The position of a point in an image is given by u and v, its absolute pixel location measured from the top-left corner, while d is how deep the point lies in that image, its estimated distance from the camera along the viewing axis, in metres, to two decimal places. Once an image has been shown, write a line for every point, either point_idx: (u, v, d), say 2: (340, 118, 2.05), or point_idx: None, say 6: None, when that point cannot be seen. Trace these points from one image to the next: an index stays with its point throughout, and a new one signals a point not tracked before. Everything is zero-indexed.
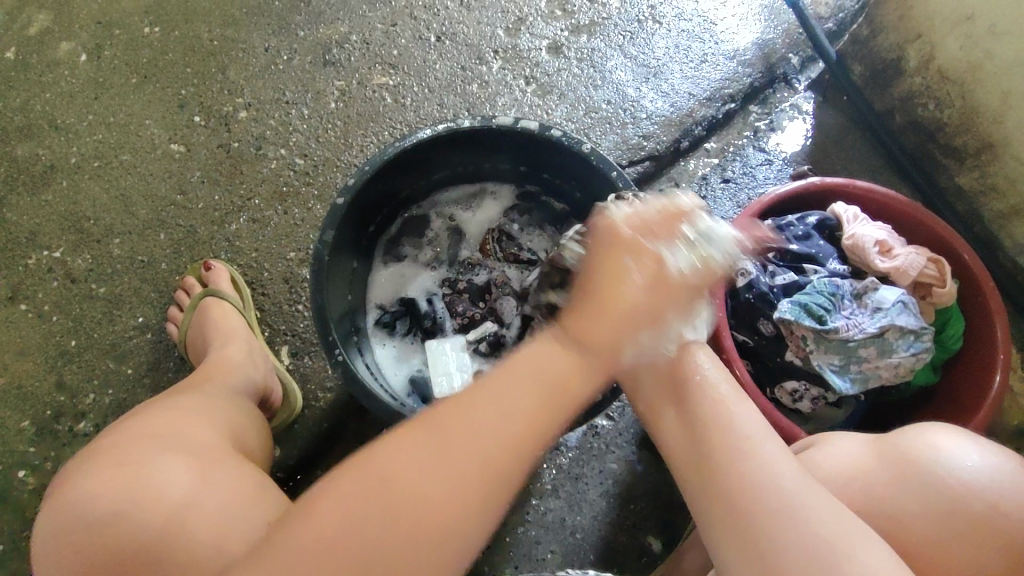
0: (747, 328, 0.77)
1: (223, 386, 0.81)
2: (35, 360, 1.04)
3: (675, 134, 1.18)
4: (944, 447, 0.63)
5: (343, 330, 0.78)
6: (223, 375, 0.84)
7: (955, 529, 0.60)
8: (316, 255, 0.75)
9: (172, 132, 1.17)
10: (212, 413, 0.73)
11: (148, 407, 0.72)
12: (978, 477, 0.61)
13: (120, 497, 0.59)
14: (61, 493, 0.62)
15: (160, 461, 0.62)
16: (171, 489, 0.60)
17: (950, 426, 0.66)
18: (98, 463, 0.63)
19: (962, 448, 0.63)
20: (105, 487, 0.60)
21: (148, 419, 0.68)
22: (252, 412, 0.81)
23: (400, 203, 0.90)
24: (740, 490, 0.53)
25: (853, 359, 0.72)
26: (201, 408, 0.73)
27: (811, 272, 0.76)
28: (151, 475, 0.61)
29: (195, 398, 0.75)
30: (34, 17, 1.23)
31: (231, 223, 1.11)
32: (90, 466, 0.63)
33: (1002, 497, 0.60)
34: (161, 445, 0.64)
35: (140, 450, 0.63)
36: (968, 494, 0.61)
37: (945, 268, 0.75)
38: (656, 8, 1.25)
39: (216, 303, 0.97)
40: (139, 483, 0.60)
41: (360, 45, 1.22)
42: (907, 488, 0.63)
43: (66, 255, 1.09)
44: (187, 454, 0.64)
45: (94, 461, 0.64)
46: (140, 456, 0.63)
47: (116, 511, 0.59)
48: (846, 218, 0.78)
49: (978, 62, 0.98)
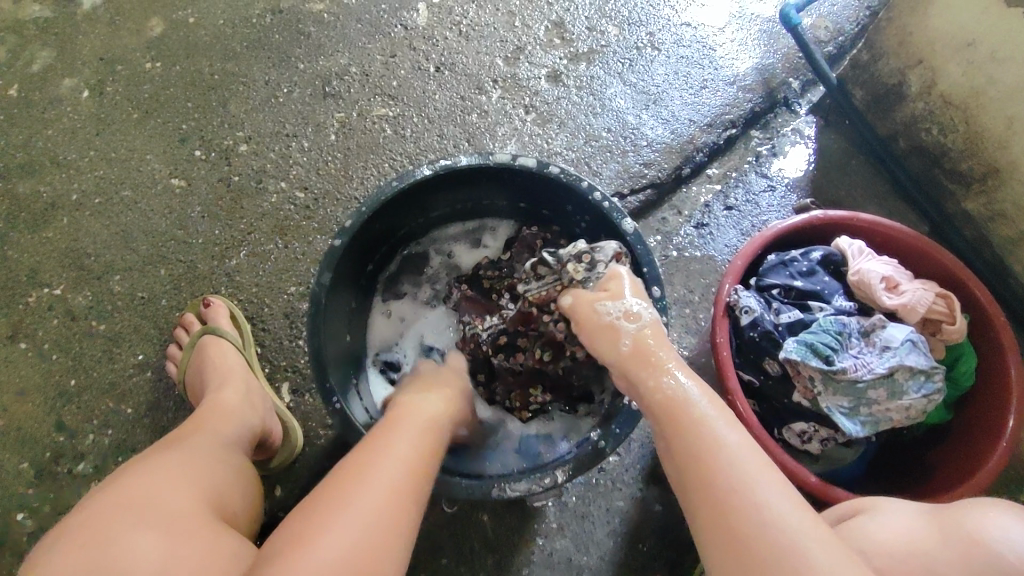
0: (753, 367, 0.71)
1: (213, 437, 0.78)
2: (34, 401, 1.03)
3: (677, 161, 1.18)
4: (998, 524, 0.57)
5: (341, 373, 0.76)
6: (214, 421, 0.81)
7: None
8: (313, 299, 0.72)
9: (173, 167, 1.17)
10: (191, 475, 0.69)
11: (128, 470, 0.68)
12: None
13: None
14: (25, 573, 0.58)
15: (128, 538, 0.58)
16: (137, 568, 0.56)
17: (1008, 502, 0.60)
18: (69, 539, 0.59)
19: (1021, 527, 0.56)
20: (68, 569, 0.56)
21: (123, 486, 0.65)
22: (240, 465, 0.77)
23: (399, 241, 0.87)
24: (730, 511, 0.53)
25: (863, 401, 0.66)
26: (179, 470, 0.69)
27: (816, 309, 0.70)
28: (117, 554, 0.57)
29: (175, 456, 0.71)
30: (37, 54, 1.24)
31: (231, 258, 1.11)
32: (57, 545, 0.59)
33: None
34: (133, 517, 0.61)
35: (111, 525, 0.60)
36: None
37: (955, 303, 0.69)
38: (655, 35, 1.26)
39: (213, 341, 0.96)
40: (103, 564, 0.56)
41: (360, 77, 1.23)
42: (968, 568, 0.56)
43: (66, 293, 1.09)
44: (161, 528, 0.60)
45: (61, 538, 0.60)
46: (110, 533, 0.59)
47: None
48: (851, 252, 0.73)
49: (981, 88, 0.96)
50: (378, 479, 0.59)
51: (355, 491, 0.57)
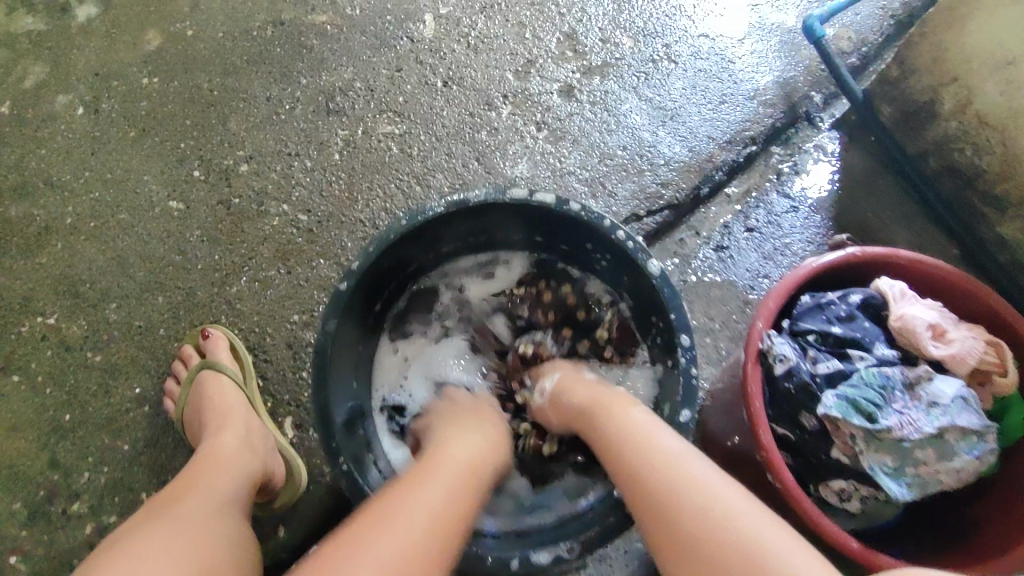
0: (788, 421, 0.66)
1: (213, 495, 0.69)
2: (27, 436, 0.99)
3: (695, 180, 1.13)
4: None
5: (348, 424, 0.71)
6: (212, 483, 0.72)
7: None
8: (319, 348, 0.68)
9: (171, 188, 1.12)
10: (179, 553, 0.59)
11: (106, 559, 0.58)
12: None
13: None
14: None
15: None
16: None
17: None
18: None
19: None
20: None
21: None
22: (241, 534, 0.67)
23: (408, 277, 0.83)
24: (659, 493, 0.56)
25: (909, 461, 0.61)
26: (164, 551, 0.58)
27: (857, 358, 0.65)
28: None
29: (167, 530, 0.61)
30: (30, 69, 1.20)
31: (232, 285, 1.07)
32: None
33: None
34: None
35: None
36: None
37: (1006, 353, 0.65)
38: (671, 47, 1.21)
39: (213, 378, 0.92)
40: None
41: (364, 92, 1.18)
42: None
43: (61, 322, 1.05)
44: None
45: None
46: None
47: None
48: (892, 295, 0.68)
49: (1021, 109, 0.91)
50: (417, 504, 0.56)
51: (390, 519, 0.54)
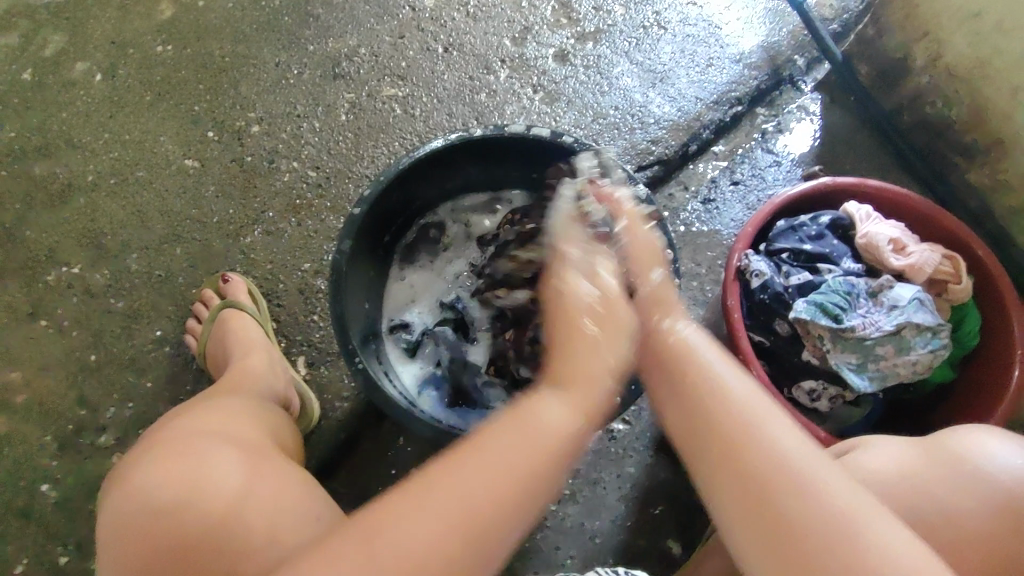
0: (763, 328, 0.73)
1: (252, 392, 0.82)
2: (56, 375, 1.05)
3: (684, 138, 1.19)
4: (988, 445, 0.61)
5: (362, 338, 0.78)
6: (249, 382, 0.85)
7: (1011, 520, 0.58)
8: (334, 266, 0.74)
9: (186, 148, 1.19)
10: (251, 414, 0.74)
11: (191, 409, 0.72)
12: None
13: (178, 489, 0.59)
14: (118, 483, 0.61)
15: (215, 455, 0.63)
16: (227, 482, 0.60)
17: (980, 426, 0.65)
18: (157, 455, 0.63)
19: (1006, 448, 0.61)
20: (163, 479, 0.60)
21: (196, 418, 0.69)
22: (282, 415, 0.82)
23: (414, 212, 0.90)
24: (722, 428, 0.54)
25: (871, 357, 0.69)
26: (240, 411, 0.74)
27: (825, 271, 0.73)
28: (209, 467, 0.61)
29: (238, 404, 0.76)
30: (50, 38, 1.25)
31: (245, 236, 1.13)
32: (145, 459, 0.63)
33: None
34: (211, 441, 0.65)
35: (196, 443, 0.64)
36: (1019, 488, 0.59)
37: (960, 264, 0.73)
38: (661, 14, 1.27)
39: (235, 315, 0.98)
40: (197, 476, 0.60)
41: (369, 58, 1.24)
42: (961, 484, 0.60)
43: (85, 271, 1.11)
44: (240, 451, 0.65)
45: (153, 451, 0.64)
46: (196, 450, 0.63)
47: (171, 502, 0.59)
48: (858, 217, 0.75)
49: (986, 59, 0.98)
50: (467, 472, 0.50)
51: (429, 485, 0.49)
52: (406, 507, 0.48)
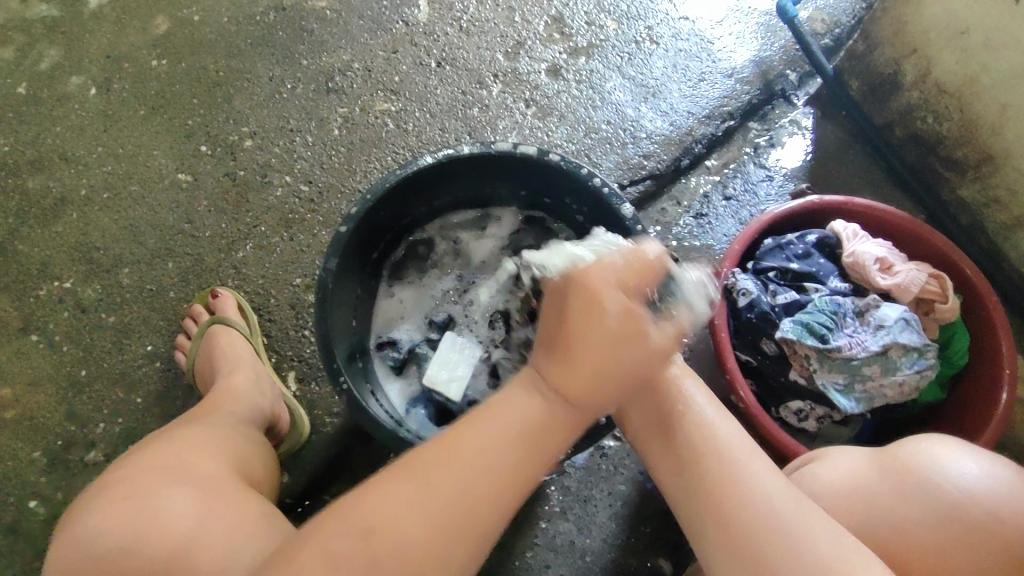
0: (750, 348, 0.74)
1: (227, 416, 0.82)
2: (46, 390, 1.05)
3: (675, 152, 1.19)
4: (941, 456, 0.64)
5: (348, 356, 0.77)
6: (226, 404, 0.85)
7: (963, 535, 0.60)
8: (320, 284, 0.74)
9: (179, 162, 1.19)
10: (215, 443, 0.74)
11: (153, 441, 0.73)
12: (979, 486, 0.62)
13: (124, 532, 0.61)
14: (71, 525, 0.64)
15: (164, 495, 0.64)
16: (174, 521, 0.61)
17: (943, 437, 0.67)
18: (109, 497, 0.64)
19: (959, 458, 0.64)
20: (111, 521, 0.62)
21: (153, 453, 0.70)
22: (253, 438, 0.82)
23: (403, 229, 0.90)
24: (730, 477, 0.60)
25: (858, 377, 0.70)
26: (200, 440, 0.74)
27: (812, 290, 0.74)
28: (157, 510, 0.62)
29: (199, 429, 0.76)
30: (45, 53, 1.26)
31: (237, 251, 1.13)
32: (98, 501, 0.65)
33: (1000, 505, 0.60)
34: (162, 479, 0.66)
35: (146, 483, 0.65)
36: (973, 500, 0.61)
37: (946, 283, 0.73)
38: (653, 29, 1.27)
39: (223, 331, 0.98)
40: (144, 517, 0.61)
41: (362, 72, 1.24)
42: (909, 495, 0.63)
43: (76, 286, 1.11)
44: (191, 488, 0.65)
45: (105, 494, 0.65)
46: (144, 490, 0.64)
47: (118, 545, 0.60)
48: (845, 235, 0.76)
49: (974, 75, 0.98)
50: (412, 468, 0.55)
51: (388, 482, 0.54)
52: (351, 502, 0.53)
